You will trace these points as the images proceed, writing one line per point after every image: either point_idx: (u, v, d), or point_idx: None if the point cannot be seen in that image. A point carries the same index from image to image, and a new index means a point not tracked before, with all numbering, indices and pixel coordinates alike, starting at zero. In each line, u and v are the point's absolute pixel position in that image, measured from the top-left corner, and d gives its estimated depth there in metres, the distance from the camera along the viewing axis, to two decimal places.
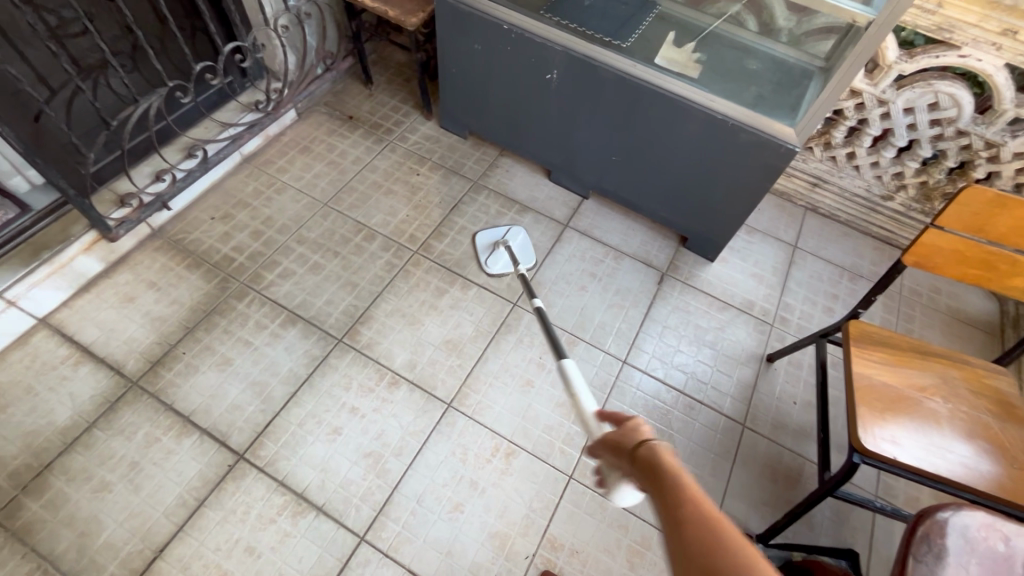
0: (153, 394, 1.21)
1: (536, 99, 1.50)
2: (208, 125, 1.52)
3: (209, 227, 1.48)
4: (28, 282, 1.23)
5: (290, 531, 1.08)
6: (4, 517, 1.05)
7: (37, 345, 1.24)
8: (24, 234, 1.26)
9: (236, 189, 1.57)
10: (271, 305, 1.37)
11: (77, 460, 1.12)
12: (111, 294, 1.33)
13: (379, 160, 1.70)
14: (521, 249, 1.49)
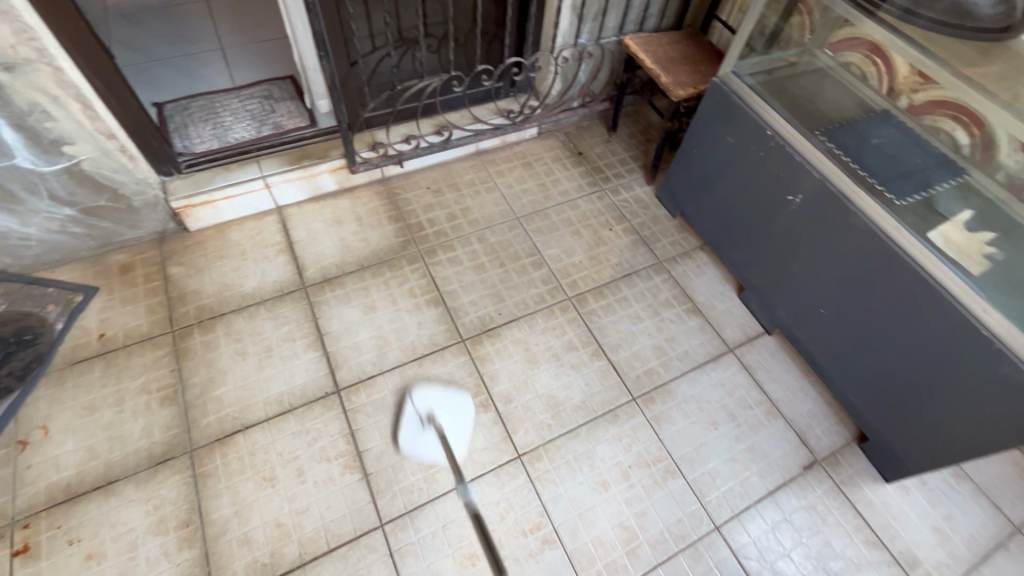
0: (311, 303, 1.41)
1: (764, 213, 1.37)
2: (463, 113, 1.71)
3: (420, 195, 1.67)
4: (284, 177, 1.52)
5: (334, 477, 1.15)
6: (178, 335, 1.32)
7: (265, 224, 1.54)
8: (301, 142, 1.56)
9: (457, 174, 1.74)
10: (429, 280, 1.49)
11: (239, 322, 1.35)
12: (329, 212, 1.59)
13: (583, 201, 1.73)
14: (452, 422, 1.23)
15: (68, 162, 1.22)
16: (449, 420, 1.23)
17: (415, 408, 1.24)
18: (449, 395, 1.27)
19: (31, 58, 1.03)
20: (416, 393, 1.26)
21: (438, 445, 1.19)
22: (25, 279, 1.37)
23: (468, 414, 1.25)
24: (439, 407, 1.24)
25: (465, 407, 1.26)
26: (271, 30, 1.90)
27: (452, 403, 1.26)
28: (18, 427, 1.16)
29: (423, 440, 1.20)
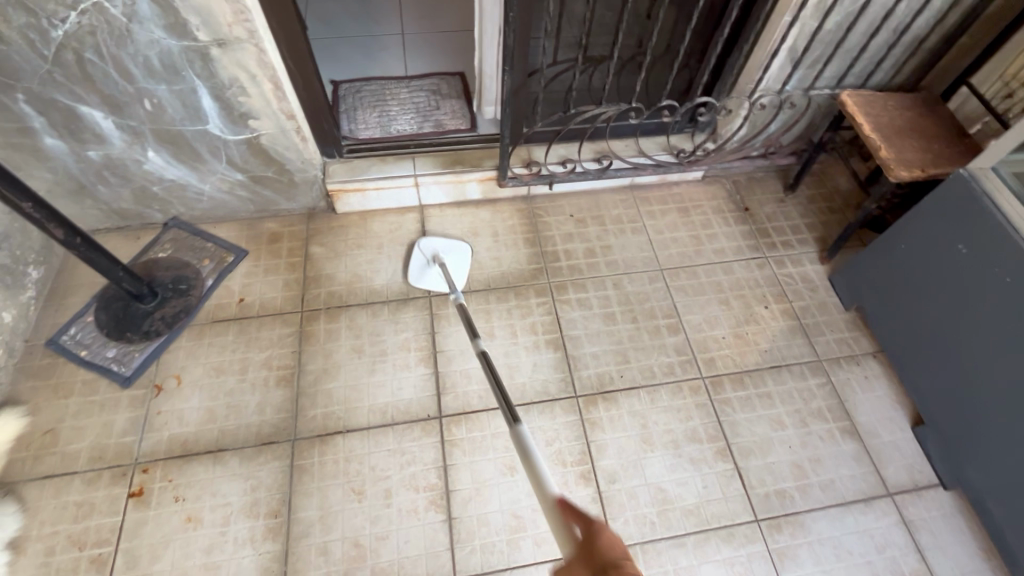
0: (432, 315, 1.37)
1: (993, 342, 1.09)
2: (629, 144, 1.56)
3: (562, 221, 1.57)
4: (434, 179, 1.48)
5: (418, 511, 1.11)
6: (305, 317, 1.35)
7: (405, 221, 1.53)
8: (458, 146, 1.52)
9: (605, 206, 1.61)
10: (554, 318, 1.39)
11: (362, 318, 1.35)
12: (468, 222, 1.54)
13: (740, 266, 1.52)
14: (454, 271, 1.41)
15: (249, 134, 1.27)
16: (450, 256, 1.42)
17: (428, 247, 1.43)
18: (445, 243, 1.44)
19: (241, 38, 1.06)
20: (421, 242, 1.43)
21: (439, 270, 1.39)
22: (192, 229, 1.47)
23: (465, 251, 1.44)
24: (449, 257, 1.42)
25: (462, 249, 1.45)
26: (452, 21, 1.87)
27: (450, 246, 1.44)
28: (158, 371, 1.25)
29: (428, 275, 1.39)
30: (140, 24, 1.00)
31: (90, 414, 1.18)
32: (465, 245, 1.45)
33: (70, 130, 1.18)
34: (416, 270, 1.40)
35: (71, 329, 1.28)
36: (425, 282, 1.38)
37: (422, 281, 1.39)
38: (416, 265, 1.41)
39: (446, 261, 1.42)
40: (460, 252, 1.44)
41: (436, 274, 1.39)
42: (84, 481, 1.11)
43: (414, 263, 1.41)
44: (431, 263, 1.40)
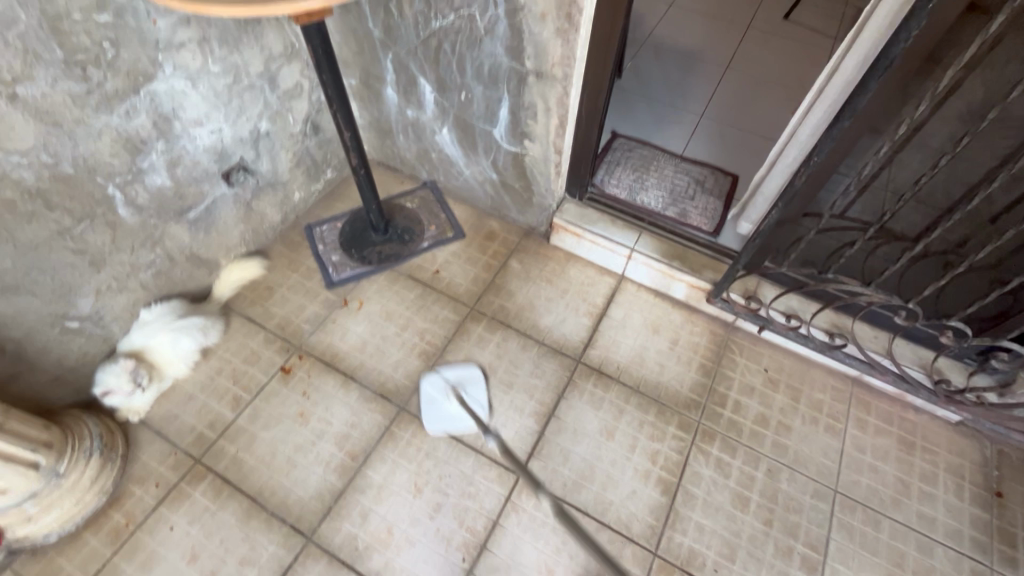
0: (570, 379, 1.35)
1: None
2: (881, 336, 1.29)
3: (751, 370, 1.38)
4: (648, 261, 1.45)
5: (450, 543, 1.12)
6: (471, 315, 1.45)
7: (599, 282, 1.53)
8: (689, 243, 1.45)
9: (810, 382, 1.37)
10: (681, 461, 1.24)
11: (512, 345, 1.40)
12: (656, 316, 1.47)
13: (946, 555, 1.14)
14: (474, 400, 1.29)
15: (520, 149, 1.41)
16: (470, 404, 1.28)
17: (446, 375, 1.33)
18: (457, 366, 1.35)
19: (556, 77, 1.18)
20: (428, 379, 1.32)
21: (456, 406, 1.27)
22: (438, 196, 1.70)
23: (478, 376, 1.33)
24: (468, 389, 1.31)
25: (473, 376, 1.34)
26: (757, 123, 1.78)
27: (460, 373, 1.34)
28: (352, 289, 1.49)
29: (443, 409, 1.27)
30: (491, 39, 1.18)
31: (296, 294, 1.47)
32: (476, 371, 1.34)
33: (405, 90, 1.46)
34: (429, 394, 1.30)
35: (323, 226, 1.60)
36: (441, 426, 1.25)
37: (438, 426, 1.25)
38: (428, 398, 1.29)
39: (464, 395, 1.30)
40: (472, 378, 1.33)
41: (454, 409, 1.27)
42: (265, 338, 1.39)
43: (429, 397, 1.29)
44: (449, 396, 1.29)
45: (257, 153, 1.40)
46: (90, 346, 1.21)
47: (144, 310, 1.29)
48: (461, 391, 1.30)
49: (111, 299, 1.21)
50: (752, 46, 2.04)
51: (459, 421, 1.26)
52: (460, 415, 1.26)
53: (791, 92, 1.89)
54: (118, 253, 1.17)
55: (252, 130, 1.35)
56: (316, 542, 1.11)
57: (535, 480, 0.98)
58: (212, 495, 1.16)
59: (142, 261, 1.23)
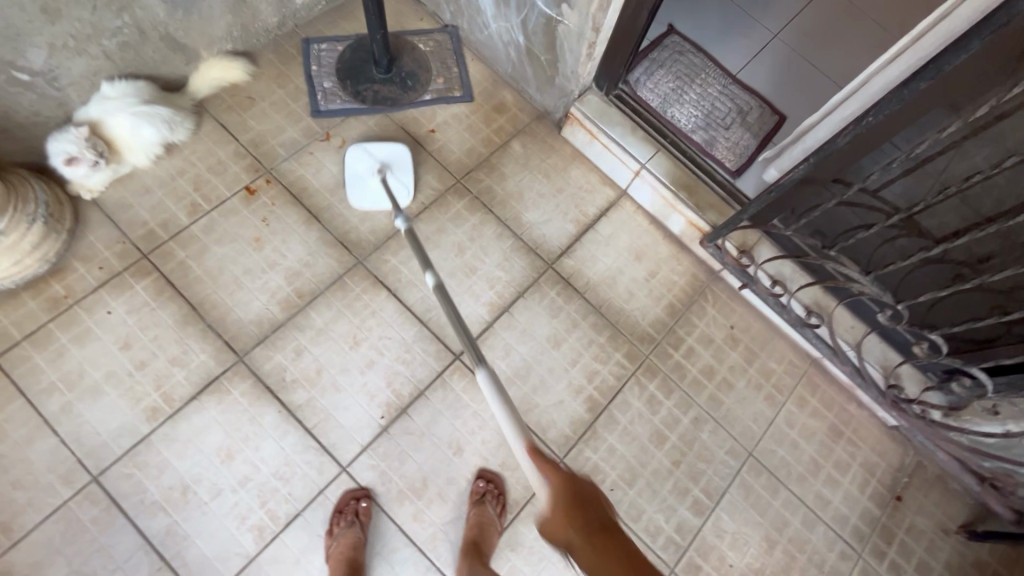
0: (535, 280, 1.32)
1: None
2: (858, 327, 1.24)
3: (716, 322, 1.35)
4: (654, 183, 1.34)
5: (372, 398, 1.15)
6: (455, 189, 1.37)
7: (597, 192, 1.43)
8: (703, 176, 1.33)
9: (769, 350, 1.34)
10: (616, 388, 1.25)
11: (488, 231, 1.34)
12: (643, 243, 1.39)
13: (825, 534, 1.21)
14: (398, 184, 1.32)
15: (554, 14, 1.21)
16: (393, 181, 1.32)
17: (372, 154, 1.33)
18: (383, 146, 1.34)
19: None
20: (354, 150, 1.32)
21: (379, 184, 1.29)
22: (456, 46, 1.51)
23: (402, 156, 1.33)
24: (393, 171, 1.33)
25: (398, 155, 1.34)
26: (833, 61, 1.55)
27: (389, 152, 1.34)
28: (337, 125, 1.37)
29: (364, 182, 1.30)
30: None
31: (278, 112, 1.36)
32: (400, 150, 1.34)
33: None
34: (352, 170, 1.31)
35: (323, 44, 1.44)
36: (367, 203, 1.29)
37: (364, 203, 1.29)
38: (353, 173, 1.31)
39: (391, 178, 1.32)
40: (399, 159, 1.33)
41: (374, 186, 1.30)
42: (236, 152, 1.30)
43: (353, 170, 1.30)
44: (375, 174, 1.31)
45: None
46: (43, 106, 1.13)
47: (105, 84, 1.18)
48: (387, 171, 1.32)
49: (69, 59, 1.10)
50: None
51: (380, 197, 1.29)
52: (380, 193, 1.29)
53: (885, 36, 1.62)
54: (76, 7, 1.03)
55: None
56: (247, 363, 1.13)
57: (425, 259, 0.97)
58: (153, 292, 1.16)
59: (106, 25, 1.10)
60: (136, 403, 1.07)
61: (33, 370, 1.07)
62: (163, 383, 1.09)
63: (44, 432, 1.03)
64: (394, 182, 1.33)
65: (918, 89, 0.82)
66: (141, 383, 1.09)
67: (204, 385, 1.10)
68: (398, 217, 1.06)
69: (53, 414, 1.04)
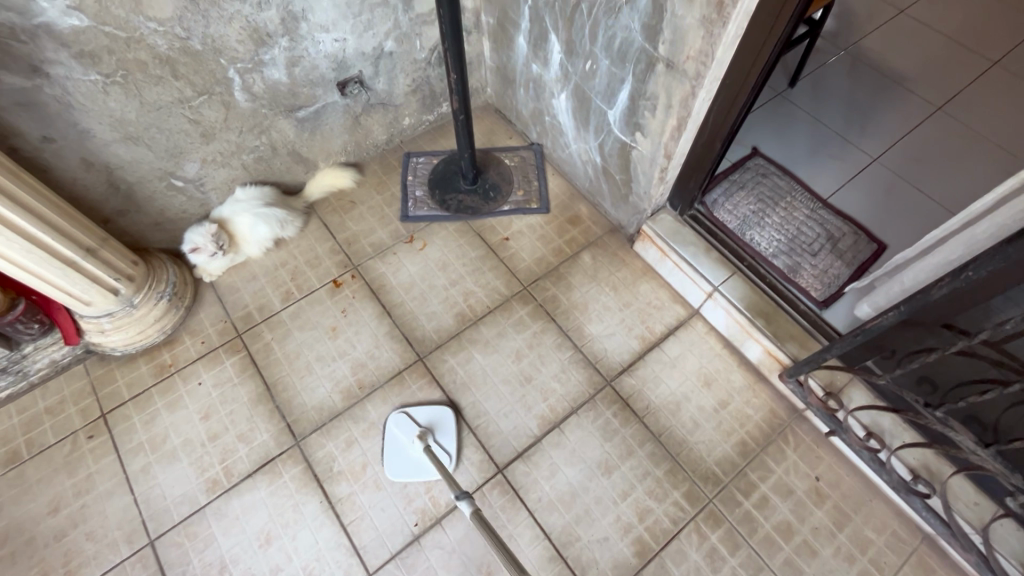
0: (591, 398, 1.27)
1: None
2: (985, 505, 1.02)
3: (798, 471, 1.19)
4: (728, 307, 1.26)
5: (410, 502, 1.13)
6: (521, 297, 1.40)
7: (667, 310, 1.38)
8: (784, 304, 1.23)
9: (865, 515, 1.14)
10: (671, 532, 1.12)
11: (549, 341, 1.34)
12: (714, 369, 1.30)
13: None
14: (441, 431, 1.20)
15: (629, 140, 1.26)
16: (436, 450, 1.18)
17: (416, 418, 1.21)
18: (424, 408, 1.23)
19: (686, 73, 1.00)
20: (392, 418, 1.21)
21: (421, 453, 1.15)
22: (539, 162, 1.61)
23: (446, 414, 1.22)
24: (437, 436, 1.19)
25: (443, 415, 1.23)
26: (944, 187, 1.42)
27: (431, 414, 1.22)
28: (422, 229, 1.50)
29: (408, 457, 1.16)
30: (631, 10, 1.03)
31: (373, 216, 1.52)
32: (446, 410, 1.23)
33: (535, 44, 1.36)
34: (392, 439, 1.19)
35: (421, 158, 1.62)
36: (406, 474, 1.15)
37: (399, 474, 1.15)
38: (393, 443, 1.18)
39: (437, 442, 1.19)
40: (442, 419, 1.22)
41: (417, 456, 1.16)
42: (332, 249, 1.47)
43: (394, 439, 1.18)
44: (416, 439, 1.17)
45: (376, 71, 1.42)
46: (189, 206, 1.37)
47: (239, 189, 1.40)
48: (429, 438, 1.18)
49: (214, 170, 1.34)
50: (984, 91, 1.61)
51: (423, 468, 1.15)
52: (423, 463, 1.15)
53: (1013, 162, 1.46)
54: (227, 132, 1.28)
55: (376, 47, 1.36)
56: (301, 448, 1.19)
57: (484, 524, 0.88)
58: (238, 369, 1.29)
59: (247, 144, 1.34)
60: (201, 473, 1.16)
61: (128, 429, 1.21)
62: (228, 457, 1.18)
63: (123, 489, 1.14)
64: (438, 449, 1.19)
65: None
66: (209, 454, 1.18)
67: (262, 464, 1.17)
68: (460, 498, 0.95)
69: (134, 473, 1.16)
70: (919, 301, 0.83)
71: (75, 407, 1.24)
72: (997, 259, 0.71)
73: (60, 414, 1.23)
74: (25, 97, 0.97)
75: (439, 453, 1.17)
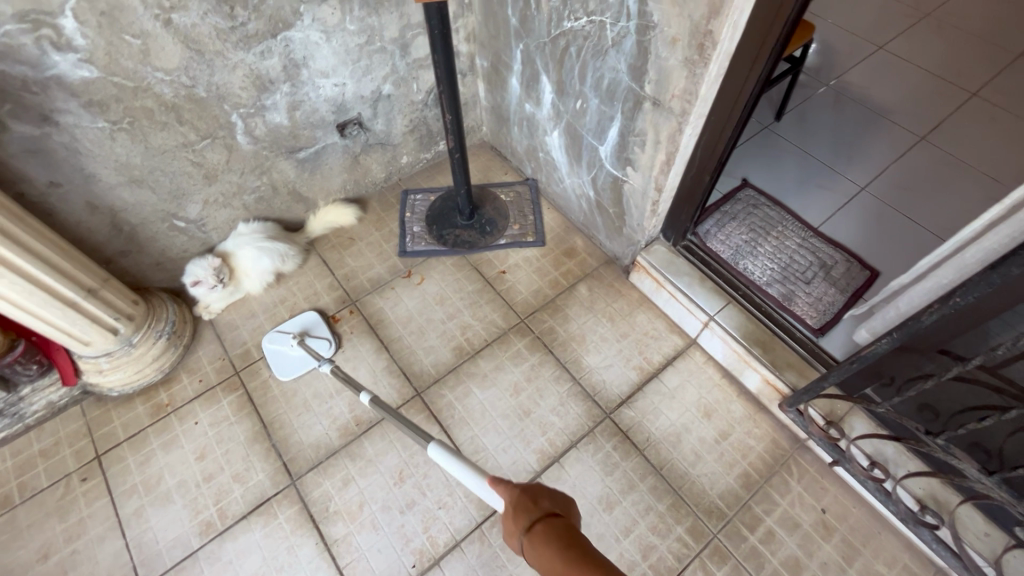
0: (590, 429, 1.26)
1: None
2: (995, 536, 1.00)
3: (804, 503, 1.17)
4: (725, 336, 1.26)
5: (407, 541, 1.11)
6: (518, 329, 1.41)
7: (665, 340, 1.38)
8: (780, 333, 1.24)
9: (874, 549, 1.11)
10: (676, 569, 1.09)
11: (546, 373, 1.34)
12: (713, 399, 1.29)
13: None
14: (304, 322, 1.40)
15: (621, 174, 1.29)
16: (313, 342, 1.35)
17: (286, 329, 1.39)
18: (295, 319, 1.41)
19: (673, 111, 1.03)
20: (268, 336, 1.37)
21: (299, 350, 1.32)
22: (534, 196, 1.65)
23: (316, 319, 1.40)
24: (311, 332, 1.38)
25: (313, 318, 1.41)
26: (934, 214, 1.44)
27: (302, 322, 1.40)
28: (420, 264, 1.52)
29: (286, 356, 1.34)
30: (617, 53, 1.07)
31: (371, 252, 1.55)
32: (311, 312, 1.41)
33: (528, 85, 1.41)
34: (273, 346, 1.35)
35: (419, 194, 1.66)
36: (292, 371, 1.32)
37: (286, 371, 1.32)
38: (277, 354, 1.34)
39: (310, 339, 1.37)
40: (315, 321, 1.40)
41: (292, 353, 1.34)
42: (331, 285, 1.48)
43: (273, 350, 1.35)
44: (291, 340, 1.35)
45: (374, 113, 1.46)
46: (190, 245, 1.39)
47: (242, 224, 1.43)
48: (304, 335, 1.37)
49: (216, 211, 1.37)
50: (966, 121, 1.66)
51: (300, 360, 1.33)
52: (304, 357, 1.33)
53: (999, 188, 1.49)
54: (228, 173, 1.31)
55: (374, 90, 1.41)
56: (297, 487, 1.17)
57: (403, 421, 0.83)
58: (235, 407, 1.28)
59: (248, 184, 1.37)
60: (195, 515, 1.14)
61: (123, 471, 1.19)
62: (222, 498, 1.16)
63: (115, 533, 1.12)
64: (314, 342, 1.37)
65: (1010, 275, 0.66)
66: (203, 495, 1.16)
67: (256, 504, 1.15)
68: (362, 394, 0.99)
69: (127, 516, 1.14)
70: (910, 329, 0.82)
71: (70, 450, 1.23)
72: (982, 286, 0.69)
73: (54, 457, 1.22)
74: (35, 144, 1.00)
75: (314, 347, 1.34)
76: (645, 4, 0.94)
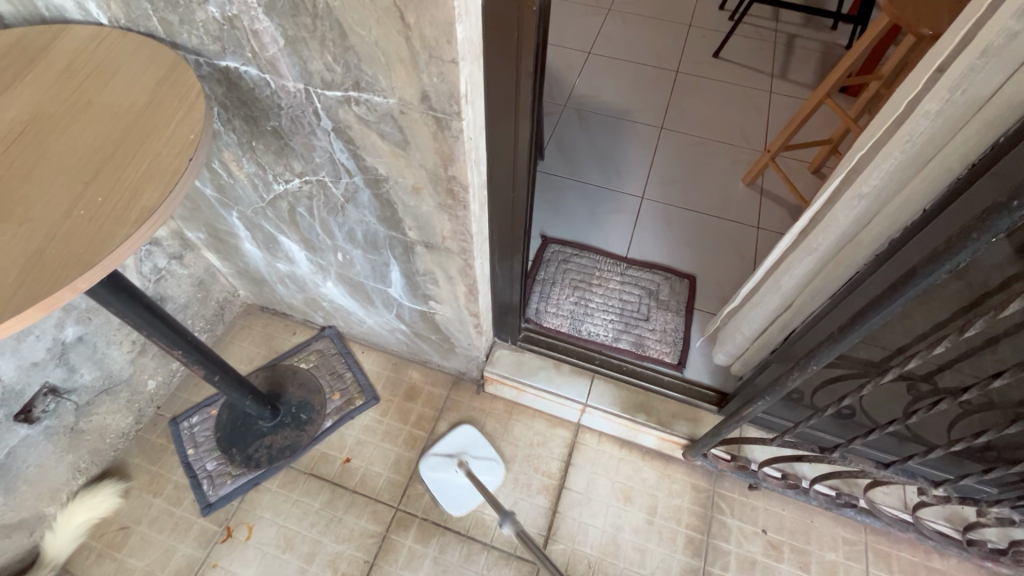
0: None
1: None
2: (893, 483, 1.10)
3: (747, 535, 1.14)
4: (607, 415, 1.18)
5: None
6: (397, 520, 1.14)
7: (552, 438, 1.25)
8: (652, 386, 1.19)
9: (817, 539, 1.13)
10: None
11: (454, 557, 1.11)
12: (625, 478, 1.20)
13: None
14: (483, 465, 1.19)
15: (426, 308, 1.10)
16: (479, 464, 1.19)
17: (444, 451, 1.21)
18: (450, 437, 1.24)
19: (451, 250, 0.86)
20: (428, 459, 1.20)
21: (467, 478, 1.16)
22: (341, 347, 1.37)
23: (476, 432, 1.24)
24: (473, 453, 1.21)
25: (470, 433, 1.25)
26: (705, 197, 1.55)
27: (460, 440, 1.23)
28: (238, 510, 1.15)
29: (449, 484, 1.17)
30: (356, 207, 0.86)
31: (161, 530, 1.12)
32: (471, 428, 1.25)
33: (267, 246, 1.12)
34: (436, 477, 1.18)
35: (194, 415, 1.26)
36: (457, 504, 1.15)
37: (457, 506, 1.15)
38: (435, 469, 1.19)
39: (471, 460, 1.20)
40: (477, 439, 1.23)
41: (459, 480, 1.17)
42: None
43: (436, 480, 1.17)
44: (456, 465, 1.18)
45: (69, 369, 1.04)
46: None
47: None
48: (467, 458, 1.20)
49: None
50: (683, 96, 1.82)
51: (468, 494, 1.16)
52: (470, 486, 1.16)
53: (735, 150, 1.67)
54: None
55: (51, 346, 0.99)
56: None
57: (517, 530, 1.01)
58: None
59: None
60: None
61: None
62: None
63: None
64: (479, 463, 1.20)
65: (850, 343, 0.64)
66: None
67: None
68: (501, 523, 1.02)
69: None
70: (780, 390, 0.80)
71: None
72: (829, 354, 0.67)
73: None
74: None
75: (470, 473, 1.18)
76: (362, 160, 0.75)
